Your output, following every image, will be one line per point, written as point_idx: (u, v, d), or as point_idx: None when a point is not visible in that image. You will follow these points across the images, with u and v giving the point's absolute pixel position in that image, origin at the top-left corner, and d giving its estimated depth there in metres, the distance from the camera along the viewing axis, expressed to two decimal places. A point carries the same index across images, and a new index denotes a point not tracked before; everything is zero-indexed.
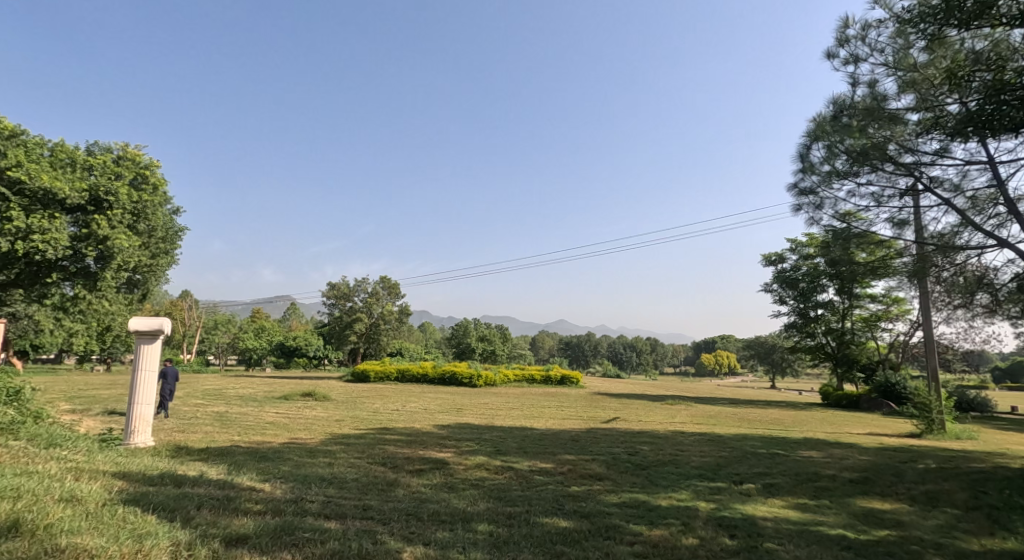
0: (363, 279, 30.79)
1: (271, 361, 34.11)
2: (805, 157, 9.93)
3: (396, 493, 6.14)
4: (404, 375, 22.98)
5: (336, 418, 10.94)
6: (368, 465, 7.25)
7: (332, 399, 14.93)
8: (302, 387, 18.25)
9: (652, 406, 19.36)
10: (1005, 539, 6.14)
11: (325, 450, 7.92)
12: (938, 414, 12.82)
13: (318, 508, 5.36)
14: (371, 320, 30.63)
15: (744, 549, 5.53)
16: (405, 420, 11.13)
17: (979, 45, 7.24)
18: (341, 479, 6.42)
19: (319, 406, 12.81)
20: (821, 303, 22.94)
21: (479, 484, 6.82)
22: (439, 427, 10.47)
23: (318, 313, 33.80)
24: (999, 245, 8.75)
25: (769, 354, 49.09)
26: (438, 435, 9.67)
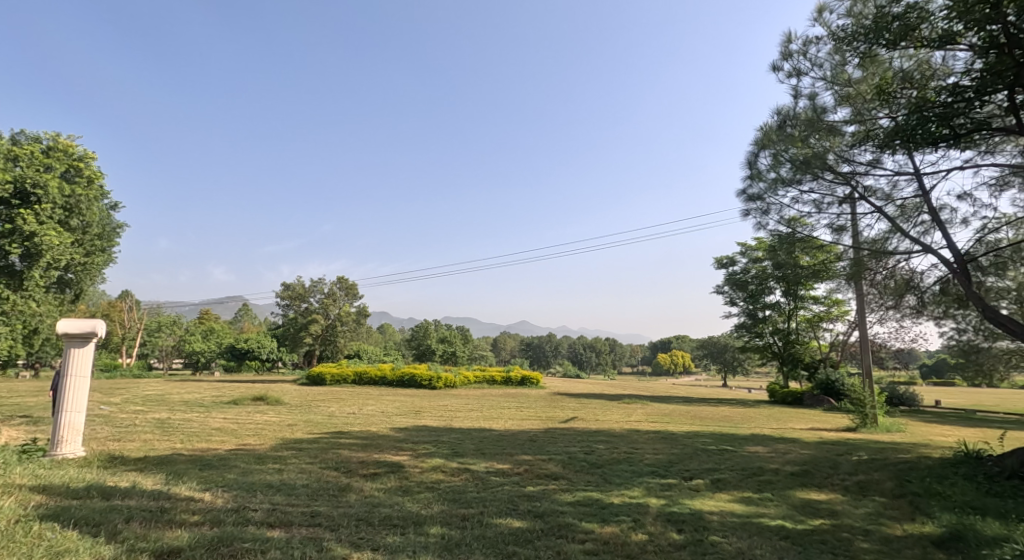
0: (319, 279, 30.22)
1: (221, 363, 32.99)
2: (753, 164, 10.31)
3: (348, 497, 6.11)
4: (361, 377, 22.63)
5: (288, 423, 10.75)
6: (319, 470, 7.16)
7: (284, 402, 14.61)
8: (251, 391, 17.72)
9: (609, 404, 19.74)
10: (926, 523, 6.55)
11: (274, 456, 7.78)
12: (871, 408, 13.54)
13: (261, 516, 5.29)
14: (327, 322, 30.12)
15: (691, 543, 5.74)
16: (360, 424, 11.03)
17: (906, 64, 7.73)
18: (289, 486, 6.32)
19: (269, 411, 12.52)
20: (769, 304, 23.84)
21: (434, 487, 6.83)
22: (396, 430, 10.41)
23: (271, 314, 32.93)
24: (924, 251, 9.34)
25: (722, 354, 50.66)
26: (395, 437, 9.63)
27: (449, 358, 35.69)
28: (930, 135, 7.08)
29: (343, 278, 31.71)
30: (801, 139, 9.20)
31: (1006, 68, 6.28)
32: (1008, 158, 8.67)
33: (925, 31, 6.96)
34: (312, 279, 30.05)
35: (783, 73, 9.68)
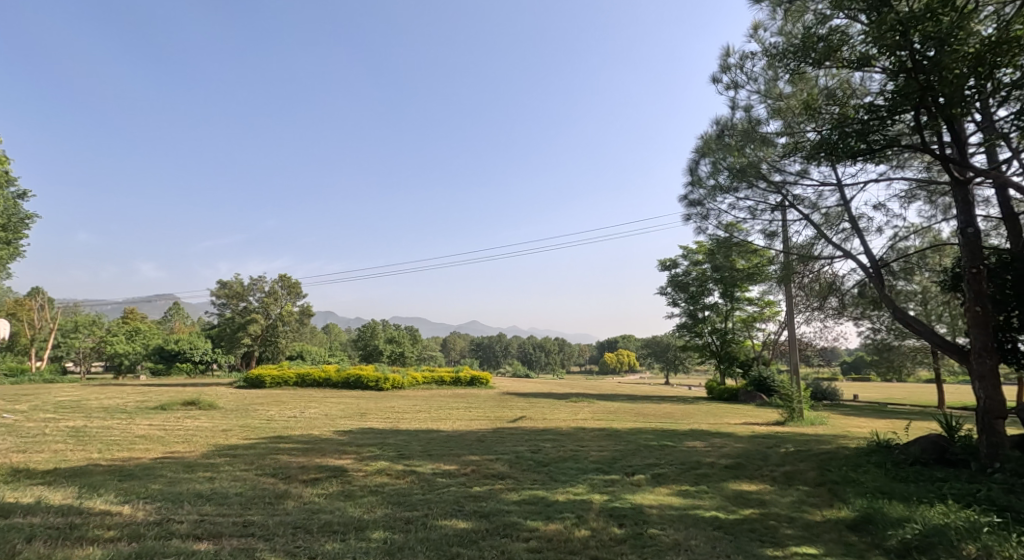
0: (259, 278, 29.30)
1: (147, 367, 31.32)
2: (694, 170, 10.83)
3: (286, 505, 6.11)
4: (303, 380, 21.85)
5: (222, 428, 10.49)
6: (255, 477, 7.08)
7: (218, 406, 14.16)
8: (182, 395, 17.01)
9: (555, 403, 20.12)
10: (841, 509, 7.14)
11: (205, 464, 7.63)
12: (799, 403, 14.45)
13: (186, 529, 5.26)
14: (267, 322, 29.22)
15: (630, 537, 6.06)
16: (302, 427, 10.90)
17: (830, 83, 8.34)
18: (221, 495, 6.26)
19: (202, 416, 12.14)
20: (708, 305, 24.90)
21: (379, 490, 6.91)
22: (340, 433, 10.36)
23: (206, 314, 31.64)
24: (845, 256, 10.10)
25: (664, 353, 52.27)
26: (338, 441, 9.60)
27: (396, 359, 35.32)
28: (850, 150, 7.64)
29: (285, 277, 30.87)
30: (737, 149, 9.73)
31: (914, 91, 6.85)
32: (916, 172, 9.49)
33: (845, 53, 7.48)
34: (251, 277, 29.10)
35: (722, 85, 10.21)
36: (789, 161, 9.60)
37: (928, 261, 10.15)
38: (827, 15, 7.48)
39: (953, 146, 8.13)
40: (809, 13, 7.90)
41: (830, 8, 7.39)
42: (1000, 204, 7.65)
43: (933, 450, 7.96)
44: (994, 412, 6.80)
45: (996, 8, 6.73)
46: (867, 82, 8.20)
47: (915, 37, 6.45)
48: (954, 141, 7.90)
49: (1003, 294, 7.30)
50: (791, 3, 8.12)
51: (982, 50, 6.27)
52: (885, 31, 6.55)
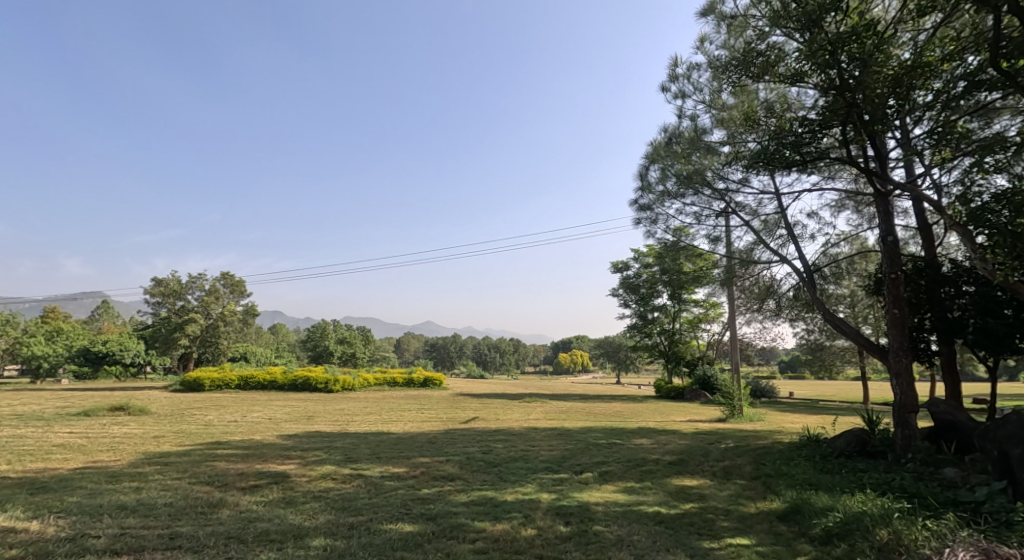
0: (198, 276, 28.16)
1: (71, 370, 29.48)
2: (644, 176, 11.13)
3: (220, 514, 5.96)
4: (245, 383, 21.15)
5: (153, 435, 10.08)
6: (188, 486, 6.86)
7: (149, 411, 13.55)
8: (109, 400, 16.13)
9: (507, 404, 20.19)
10: (773, 500, 7.51)
11: (132, 473, 7.33)
12: (739, 401, 15.03)
13: (104, 544, 5.07)
14: (207, 322, 28.05)
15: (576, 534, 6.20)
16: (242, 432, 10.59)
17: (769, 96, 8.74)
18: (147, 506, 6.04)
19: (130, 422, 11.59)
20: (657, 306, 25.54)
21: (322, 496, 6.81)
22: (283, 437, 10.14)
23: (139, 313, 30.13)
24: (782, 261, 10.60)
25: (616, 353, 53.16)
26: (281, 445, 9.39)
27: (346, 360, 34.59)
28: (785, 161, 8.01)
29: (227, 275, 29.74)
30: (684, 156, 10.04)
31: (841, 107, 7.22)
32: (845, 183, 10.08)
33: (781, 68, 7.77)
34: (189, 275, 27.95)
35: (670, 93, 10.53)
36: (731, 170, 9.98)
37: (856, 266, 10.80)
38: (765, 31, 7.73)
39: (875, 160, 8.67)
40: (750, 28, 8.15)
41: (768, 24, 7.63)
42: (917, 214, 8.23)
43: (856, 443, 8.45)
44: (908, 407, 7.27)
45: (912, 34, 7.22)
46: (803, 96, 8.64)
47: (844, 58, 6.76)
48: (877, 156, 8.43)
49: (918, 298, 7.85)
50: (733, 18, 8.36)
51: (901, 72, 6.68)
52: (816, 49, 6.82)
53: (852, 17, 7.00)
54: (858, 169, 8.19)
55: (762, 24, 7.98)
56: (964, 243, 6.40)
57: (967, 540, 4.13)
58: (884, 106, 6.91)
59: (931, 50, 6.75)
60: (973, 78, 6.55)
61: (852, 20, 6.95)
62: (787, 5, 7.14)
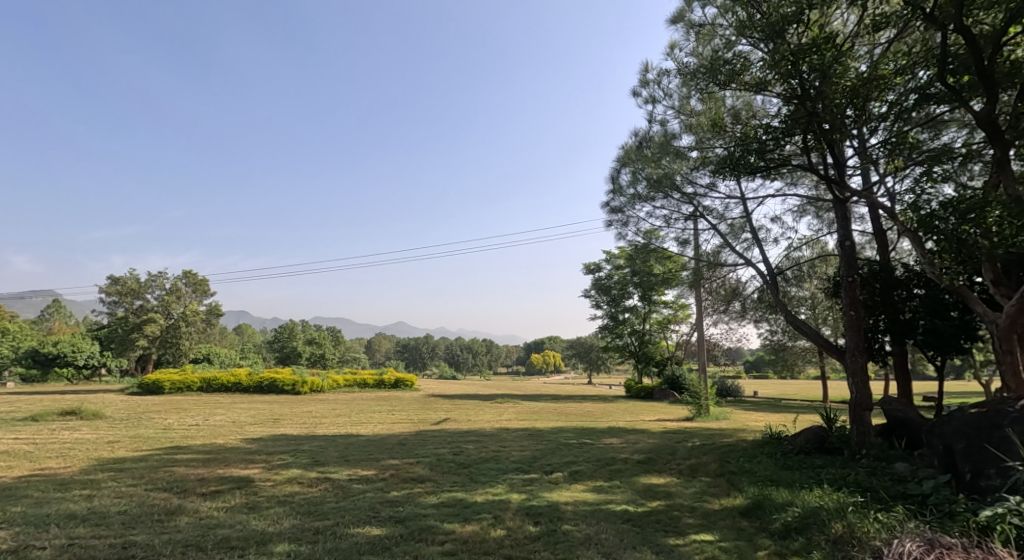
0: (158, 275, 27.46)
1: (21, 372, 28.37)
2: (615, 179, 11.26)
3: (178, 521, 5.85)
4: (208, 385, 20.60)
5: (107, 440, 9.80)
6: (144, 492, 6.71)
7: (104, 415, 13.15)
8: (62, 404, 15.60)
9: (478, 405, 20.18)
10: (737, 497, 7.70)
11: (84, 481, 7.12)
12: (706, 400, 15.35)
13: (51, 555, 4.94)
14: (168, 322, 27.36)
15: (545, 534, 6.26)
16: (204, 436, 10.38)
17: (736, 103, 8.95)
18: (99, 515, 5.89)
19: (83, 427, 11.24)
20: (628, 307, 25.87)
21: (287, 500, 6.73)
22: (247, 441, 9.97)
23: (95, 313, 29.21)
24: (747, 264, 10.86)
25: (588, 354, 53.62)
26: (246, 449, 9.23)
27: (315, 362, 34.09)
28: (750, 167, 8.20)
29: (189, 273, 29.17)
30: (654, 161, 10.20)
31: (802, 116, 7.43)
32: (807, 189, 10.39)
33: (746, 77, 7.92)
34: (149, 274, 27.24)
35: (640, 98, 10.70)
36: (699, 174, 10.20)
37: (816, 270, 11.15)
38: (732, 40, 7.87)
39: (835, 168, 8.97)
40: (717, 37, 8.33)
41: (734, 34, 7.80)
42: (873, 221, 8.54)
43: (814, 440, 8.72)
44: (863, 405, 7.55)
45: (868, 48, 7.51)
46: (767, 104, 8.88)
47: (805, 68, 6.96)
48: (835, 163, 8.73)
49: (873, 300, 8.16)
50: (701, 27, 8.52)
51: (857, 84, 6.92)
52: (779, 59, 7.01)
53: (813, 30, 7.25)
54: (818, 176, 8.46)
55: (729, 33, 8.14)
56: (915, 249, 6.67)
57: (913, 531, 4.31)
58: (841, 115, 7.14)
59: (885, 64, 7.02)
60: (924, 92, 6.85)
61: (812, 32, 7.17)
62: (752, 15, 7.31)
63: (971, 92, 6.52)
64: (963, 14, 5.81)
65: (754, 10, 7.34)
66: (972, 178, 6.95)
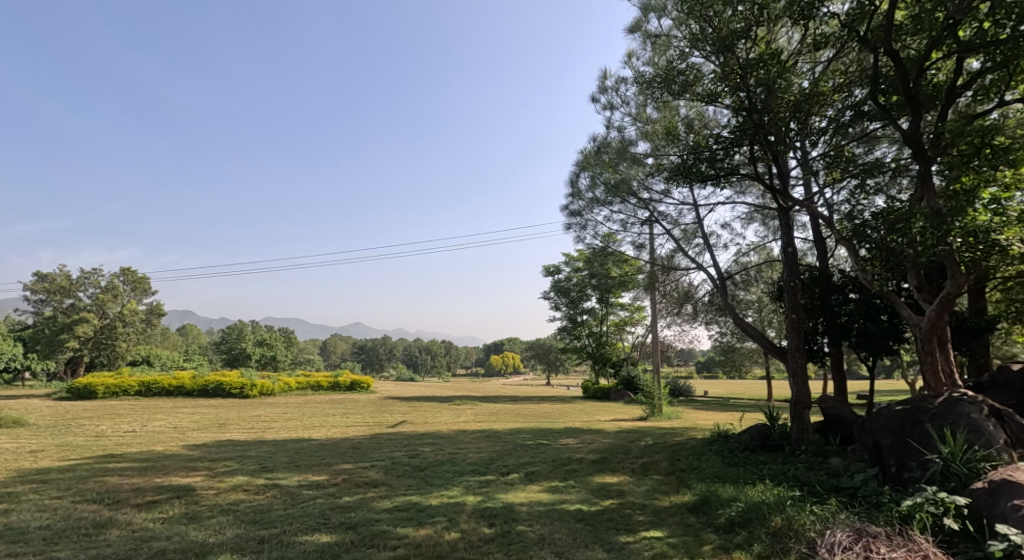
0: (92, 272, 26.24)
1: None
2: (575, 182, 11.38)
3: (108, 535, 5.61)
4: (147, 389, 19.46)
5: (32, 449, 9.28)
6: (72, 505, 6.40)
7: (29, 424, 12.44)
8: None
9: (436, 407, 20.06)
10: (685, 493, 7.90)
11: (5, 494, 6.74)
12: (660, 400, 15.69)
13: None
14: (103, 322, 26.17)
15: (499, 535, 6.28)
16: (141, 443, 9.96)
17: (689, 113, 9.18)
18: (19, 531, 5.60)
19: (6, 436, 10.61)
20: (586, 309, 26.20)
21: (231, 509, 6.54)
22: (189, 448, 9.63)
23: (21, 313, 27.69)
24: (699, 269, 11.16)
25: (546, 355, 54.02)
26: (187, 456, 8.91)
27: (265, 363, 33.14)
28: (701, 175, 8.39)
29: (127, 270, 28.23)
30: (612, 166, 10.36)
31: (749, 127, 7.62)
32: (754, 198, 10.78)
33: (698, 88, 8.03)
34: (81, 271, 26.00)
35: (599, 104, 10.87)
36: (654, 181, 10.43)
37: (763, 274, 11.54)
38: (685, 51, 7.97)
39: (780, 178, 9.32)
40: (672, 48, 8.49)
41: (687, 46, 7.96)
42: (813, 229, 8.91)
43: (758, 437, 9.05)
44: (802, 403, 7.88)
45: (809, 66, 7.85)
46: (719, 115, 9.14)
47: (752, 82, 7.23)
48: (779, 173, 9.07)
49: (813, 304, 8.51)
50: (657, 37, 8.67)
51: (800, 99, 7.21)
52: (728, 72, 7.27)
53: (760, 46, 7.52)
54: (764, 185, 8.76)
55: (682, 45, 8.29)
56: (851, 256, 7.01)
57: (844, 522, 4.53)
58: (785, 128, 7.42)
59: (824, 82, 7.37)
60: (859, 110, 7.20)
61: (759, 48, 7.46)
62: (704, 28, 7.47)
63: (899, 111, 6.92)
64: (893, 38, 6.18)
65: (706, 24, 7.51)
66: (900, 192, 7.36)
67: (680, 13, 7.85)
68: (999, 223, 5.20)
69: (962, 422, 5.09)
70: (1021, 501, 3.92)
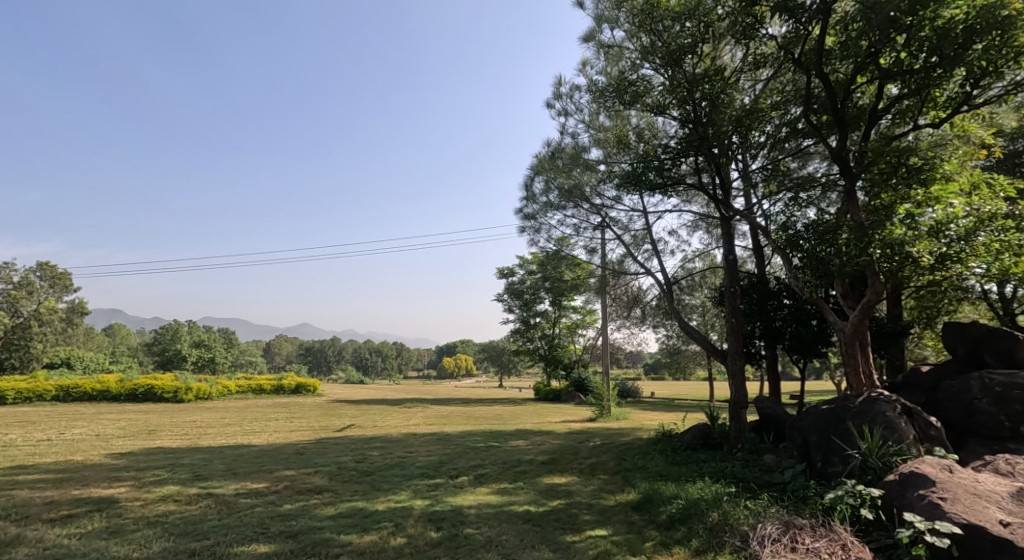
0: (6, 267, 24.75)
1: None
2: (529, 186, 11.51)
3: (15, 554, 5.35)
4: (66, 394, 18.32)
5: None
6: None
7: None
8: None
9: (386, 409, 19.81)
10: (630, 492, 8.11)
11: None
12: (609, 401, 16.01)
13: None
14: (17, 321, 24.64)
15: (446, 539, 6.29)
16: (59, 452, 9.44)
17: (640, 122, 9.44)
18: None
19: None
20: (539, 312, 26.43)
21: (159, 520, 6.31)
22: (114, 456, 9.20)
23: None
24: (647, 274, 11.47)
25: (499, 358, 54.10)
26: (111, 466, 8.51)
27: (203, 365, 31.88)
28: (650, 183, 8.61)
29: (47, 267, 26.89)
30: (566, 171, 10.49)
31: (695, 138, 7.90)
32: (700, 207, 11.17)
33: (648, 100, 8.26)
34: None
35: (554, 110, 11.04)
36: (606, 187, 10.64)
37: (706, 280, 11.95)
38: (636, 63, 8.20)
39: (722, 189, 9.70)
40: (624, 59, 8.67)
41: (638, 58, 8.19)
42: (752, 238, 9.31)
43: (700, 436, 9.39)
44: (740, 403, 8.21)
45: (750, 83, 8.21)
46: (667, 126, 9.44)
47: (699, 96, 7.53)
48: (721, 184, 9.46)
49: (751, 309, 8.89)
50: (610, 48, 8.83)
51: (741, 114, 7.53)
52: (676, 84, 7.51)
53: (705, 62, 7.82)
54: (707, 196, 9.10)
55: (634, 57, 8.47)
56: (785, 264, 7.38)
57: (773, 515, 4.77)
58: (727, 141, 7.70)
59: (764, 99, 7.73)
60: (795, 128, 7.58)
61: (705, 63, 7.77)
62: (654, 41, 7.71)
63: (829, 130, 7.36)
64: (823, 61, 6.62)
65: (656, 38, 7.75)
66: (830, 206, 7.81)
67: (632, 26, 8.03)
68: (912, 236, 5.53)
69: (879, 420, 5.43)
70: (925, 491, 4.22)
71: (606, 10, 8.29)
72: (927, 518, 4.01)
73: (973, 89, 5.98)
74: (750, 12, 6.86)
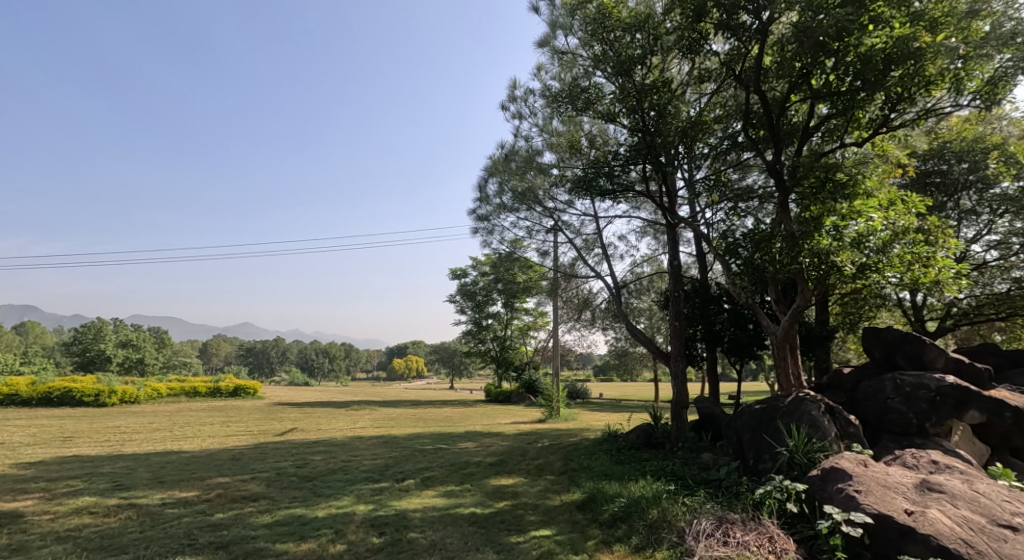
0: None
1: None
2: (483, 188, 11.50)
3: None
4: None
5: None
6: None
7: None
8: None
9: (331, 412, 19.35)
10: (575, 491, 8.21)
11: None
12: (558, 402, 16.17)
13: None
14: None
15: (388, 544, 6.20)
16: None
17: (590, 128, 9.60)
18: None
19: None
20: (491, 314, 26.42)
21: (72, 535, 5.97)
22: (22, 467, 8.61)
23: None
24: (597, 277, 11.66)
25: (451, 359, 53.72)
26: (17, 478, 7.96)
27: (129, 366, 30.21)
28: (600, 189, 8.77)
29: None
30: (519, 174, 10.53)
31: (643, 147, 8.09)
32: (648, 214, 11.44)
33: (599, 107, 8.40)
34: None
35: (508, 113, 11.09)
36: (558, 191, 10.78)
37: (653, 285, 12.25)
38: (589, 71, 8.32)
39: (669, 197, 9.96)
40: (577, 66, 8.79)
41: (590, 67, 8.32)
42: (695, 245, 9.61)
43: (643, 436, 9.62)
44: (681, 404, 8.47)
45: (695, 96, 8.48)
46: (618, 133, 9.62)
47: (647, 106, 7.68)
48: (667, 192, 9.73)
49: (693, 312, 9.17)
50: (564, 54, 8.92)
51: (687, 125, 7.76)
52: (626, 94, 7.66)
53: (654, 73, 8.03)
54: (655, 203, 9.33)
55: (586, 64, 8.58)
56: (724, 270, 7.65)
57: (707, 510, 4.94)
58: (673, 152, 7.91)
59: (707, 112, 8.01)
60: (736, 140, 7.88)
61: (652, 75, 7.98)
62: (606, 50, 7.86)
63: (766, 144, 7.69)
64: (760, 78, 6.94)
65: (608, 47, 7.89)
66: (767, 216, 8.16)
67: (585, 34, 8.15)
68: (836, 246, 5.88)
69: (805, 418, 5.71)
70: (844, 484, 4.47)
71: (561, 17, 8.36)
72: (844, 510, 4.25)
73: (891, 111, 6.38)
74: (696, 28, 7.12)
